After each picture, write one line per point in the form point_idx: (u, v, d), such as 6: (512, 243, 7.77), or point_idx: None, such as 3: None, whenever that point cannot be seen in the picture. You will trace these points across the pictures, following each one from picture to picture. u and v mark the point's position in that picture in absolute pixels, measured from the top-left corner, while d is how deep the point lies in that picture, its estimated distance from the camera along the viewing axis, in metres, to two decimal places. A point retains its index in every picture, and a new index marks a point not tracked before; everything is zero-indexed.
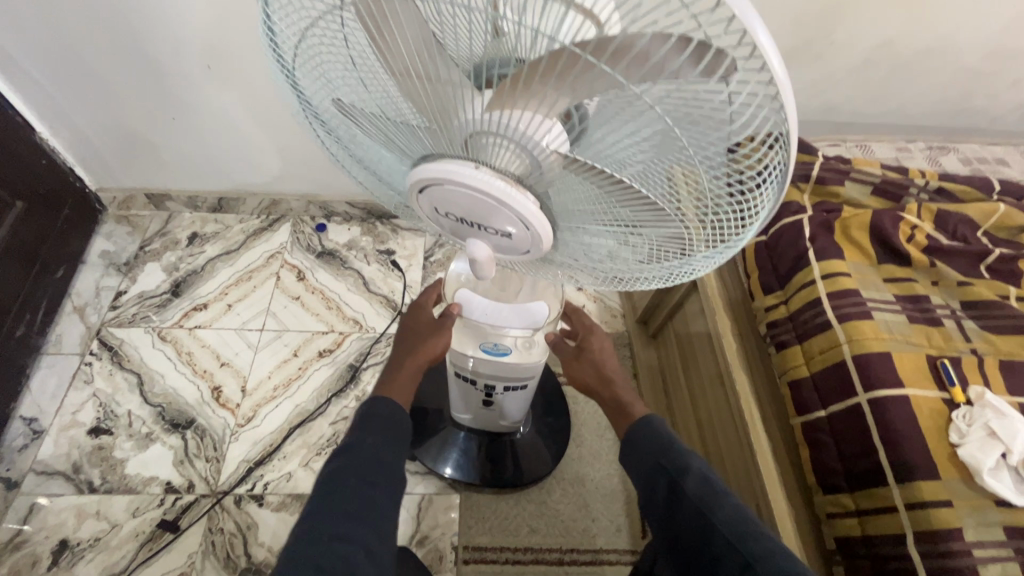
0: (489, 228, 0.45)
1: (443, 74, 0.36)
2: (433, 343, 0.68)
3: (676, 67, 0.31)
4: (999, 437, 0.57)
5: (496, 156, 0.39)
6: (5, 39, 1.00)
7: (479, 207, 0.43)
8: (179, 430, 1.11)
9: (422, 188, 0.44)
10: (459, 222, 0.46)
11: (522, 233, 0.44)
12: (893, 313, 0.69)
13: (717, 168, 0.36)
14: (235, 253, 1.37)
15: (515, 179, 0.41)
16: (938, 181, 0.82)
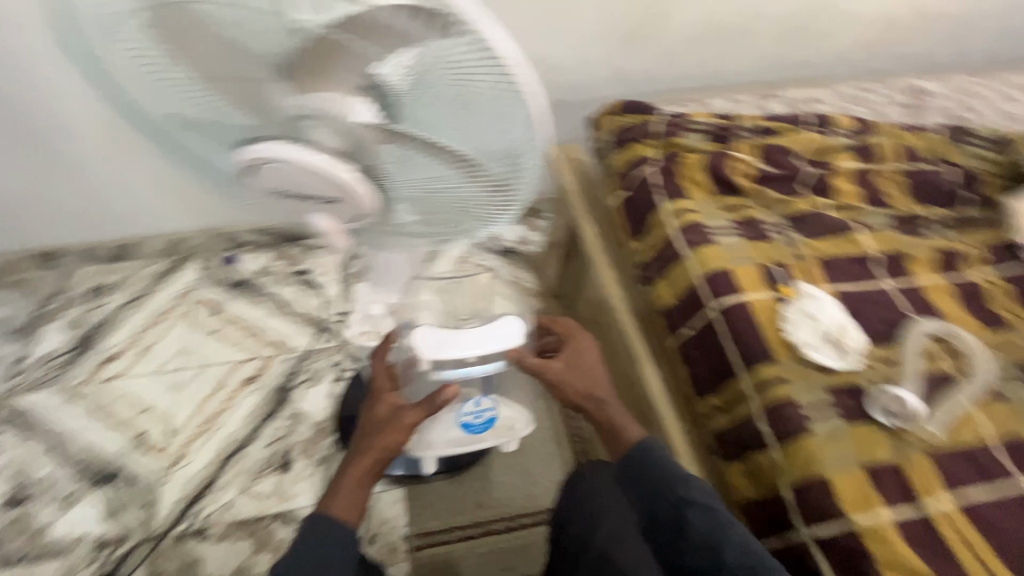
0: (316, 198, 0.49)
1: (252, 75, 0.42)
2: (390, 438, 0.66)
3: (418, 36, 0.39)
4: (811, 315, 0.70)
5: (313, 136, 0.45)
6: None
7: (299, 180, 0.47)
8: (105, 483, 1.08)
9: (248, 172, 0.48)
10: (294, 200, 0.50)
11: (347, 197, 0.48)
12: (732, 236, 0.80)
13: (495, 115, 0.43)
14: (141, 299, 1.34)
15: (335, 153, 0.46)
16: (761, 121, 0.94)
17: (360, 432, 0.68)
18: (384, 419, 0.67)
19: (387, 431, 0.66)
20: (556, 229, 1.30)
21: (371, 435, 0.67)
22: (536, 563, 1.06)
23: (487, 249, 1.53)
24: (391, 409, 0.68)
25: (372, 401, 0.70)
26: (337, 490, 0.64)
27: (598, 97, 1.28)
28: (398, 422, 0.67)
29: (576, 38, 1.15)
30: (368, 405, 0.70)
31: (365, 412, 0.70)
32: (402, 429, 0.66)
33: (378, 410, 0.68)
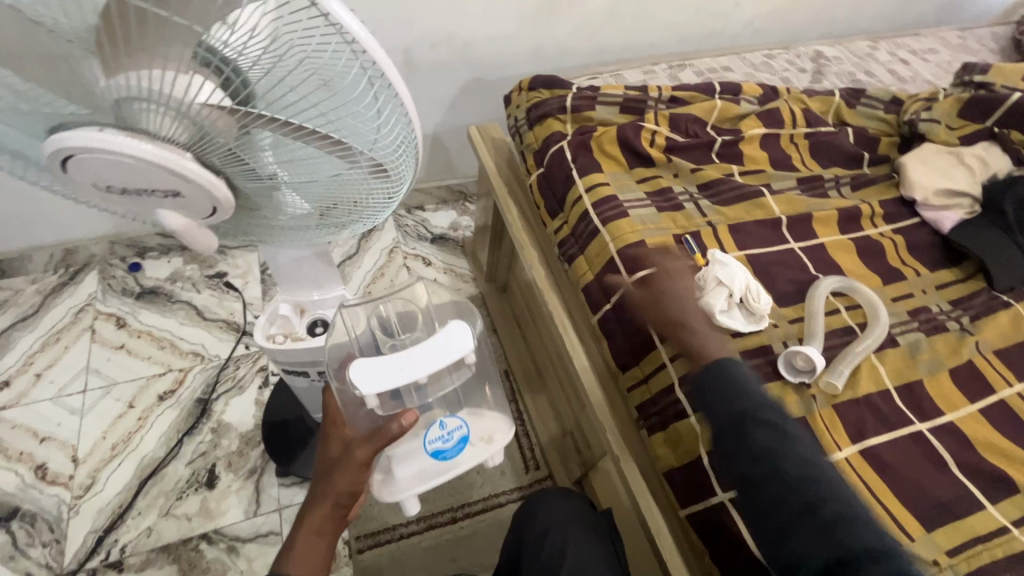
0: (155, 192, 0.43)
1: (59, 53, 0.36)
2: (345, 479, 0.63)
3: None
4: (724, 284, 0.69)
5: (149, 123, 0.39)
6: None
7: (127, 172, 0.41)
8: (2, 524, 0.98)
9: (65, 164, 0.41)
10: (133, 194, 0.44)
11: (190, 189, 0.43)
12: (645, 208, 0.80)
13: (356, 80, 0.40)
14: (33, 318, 1.21)
15: (178, 145, 0.41)
16: (671, 91, 0.94)
17: (317, 475, 0.66)
18: (336, 459, 0.64)
19: (342, 474, 0.63)
20: (484, 211, 1.27)
21: (327, 479, 0.64)
22: (484, 550, 1.05)
23: (417, 238, 1.48)
24: (343, 448, 0.65)
25: (328, 439, 0.67)
26: (299, 542, 0.62)
27: (516, 74, 1.25)
28: (349, 462, 0.63)
29: (485, 13, 1.10)
30: (324, 445, 0.67)
31: (321, 453, 0.67)
32: (353, 468, 0.62)
33: (332, 450, 0.65)
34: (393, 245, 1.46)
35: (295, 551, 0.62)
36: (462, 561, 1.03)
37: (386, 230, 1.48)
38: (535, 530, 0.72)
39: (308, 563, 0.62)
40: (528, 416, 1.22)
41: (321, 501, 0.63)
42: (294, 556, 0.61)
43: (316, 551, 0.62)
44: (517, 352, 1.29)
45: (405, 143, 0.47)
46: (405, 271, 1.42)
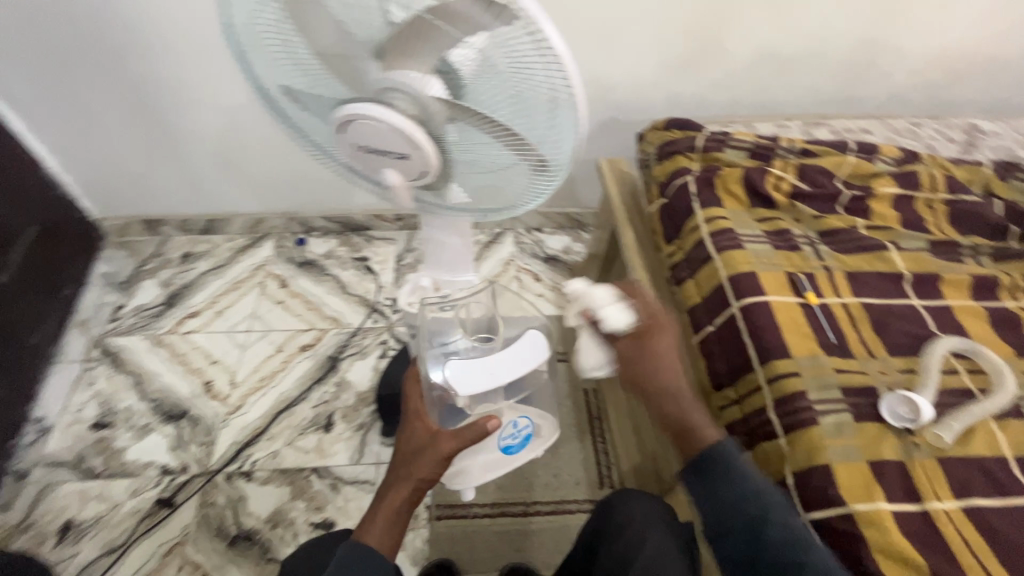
0: (390, 153, 0.57)
1: (355, 54, 0.53)
2: (424, 467, 0.72)
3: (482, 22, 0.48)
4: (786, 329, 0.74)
5: (394, 102, 0.54)
6: (20, 84, 1.18)
7: (380, 136, 0.55)
8: (174, 420, 1.22)
9: (338, 126, 0.57)
10: (373, 153, 0.58)
11: (416, 153, 0.56)
12: (762, 244, 0.85)
13: (543, 92, 0.51)
14: (223, 268, 1.51)
15: (411, 117, 0.55)
16: (802, 144, 0.99)
17: (397, 462, 0.74)
18: (420, 449, 0.73)
19: (423, 463, 0.72)
20: (597, 241, 1.38)
21: (408, 467, 0.72)
22: (547, 548, 1.11)
23: (532, 255, 1.61)
24: (428, 438, 0.73)
25: (408, 433, 0.75)
26: (377, 518, 0.71)
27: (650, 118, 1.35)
28: (432, 453, 0.72)
29: (633, 61, 1.22)
30: (405, 435, 0.75)
31: (403, 444, 0.75)
32: (436, 460, 0.71)
33: (414, 440, 0.74)
34: (509, 258, 1.60)
35: (373, 526, 0.70)
36: (528, 551, 1.10)
37: (504, 244, 1.62)
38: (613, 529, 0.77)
39: (382, 540, 0.70)
40: (610, 439, 1.25)
41: (403, 484, 0.71)
42: (371, 530, 0.70)
43: (388, 531, 0.71)
44: None
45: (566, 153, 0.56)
46: (516, 282, 1.55)
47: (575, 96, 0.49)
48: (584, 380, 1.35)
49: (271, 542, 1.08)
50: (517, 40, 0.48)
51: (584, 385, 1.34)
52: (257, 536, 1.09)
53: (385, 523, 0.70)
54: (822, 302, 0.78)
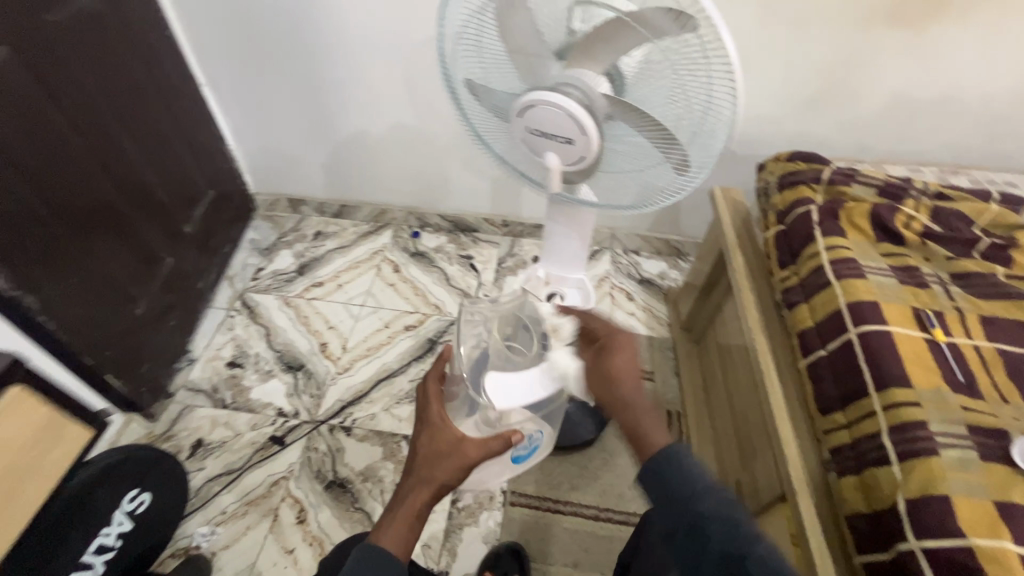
0: (557, 137, 0.65)
1: (540, 53, 0.63)
2: (446, 471, 0.70)
3: (664, 28, 0.56)
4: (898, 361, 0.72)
5: (568, 91, 0.62)
6: (221, 74, 1.38)
7: (552, 121, 0.63)
8: (293, 370, 1.38)
9: (518, 112, 0.66)
10: (542, 137, 0.67)
11: (581, 139, 0.64)
12: (886, 277, 0.84)
13: (706, 92, 0.59)
14: (348, 247, 1.66)
15: (582, 104, 0.62)
16: (938, 187, 0.96)
17: (413, 463, 0.72)
18: (441, 452, 0.71)
19: (442, 468, 0.70)
20: (696, 268, 1.38)
21: (428, 468, 0.71)
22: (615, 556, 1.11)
23: (627, 275, 1.63)
24: (453, 443, 0.71)
25: (428, 435, 0.72)
26: (394, 523, 0.68)
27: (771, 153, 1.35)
28: (454, 458, 0.71)
29: (762, 96, 1.24)
30: (427, 435, 0.73)
31: (422, 444, 0.72)
32: (457, 465, 0.71)
33: (438, 442, 0.71)
34: (605, 275, 1.63)
35: (392, 528, 0.68)
36: (594, 554, 1.11)
37: (601, 261, 1.65)
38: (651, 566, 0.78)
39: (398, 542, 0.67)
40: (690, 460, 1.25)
41: (424, 489, 0.69)
42: (388, 533, 0.67)
43: (400, 536, 0.67)
44: (694, 396, 1.34)
45: (712, 153, 0.63)
46: (609, 298, 1.58)
47: (736, 96, 0.57)
48: (669, 402, 1.37)
49: (360, 493, 1.19)
50: (688, 46, 0.57)
51: (668, 407, 1.36)
52: (350, 485, 1.20)
53: (404, 526, 0.68)
54: (950, 340, 0.76)
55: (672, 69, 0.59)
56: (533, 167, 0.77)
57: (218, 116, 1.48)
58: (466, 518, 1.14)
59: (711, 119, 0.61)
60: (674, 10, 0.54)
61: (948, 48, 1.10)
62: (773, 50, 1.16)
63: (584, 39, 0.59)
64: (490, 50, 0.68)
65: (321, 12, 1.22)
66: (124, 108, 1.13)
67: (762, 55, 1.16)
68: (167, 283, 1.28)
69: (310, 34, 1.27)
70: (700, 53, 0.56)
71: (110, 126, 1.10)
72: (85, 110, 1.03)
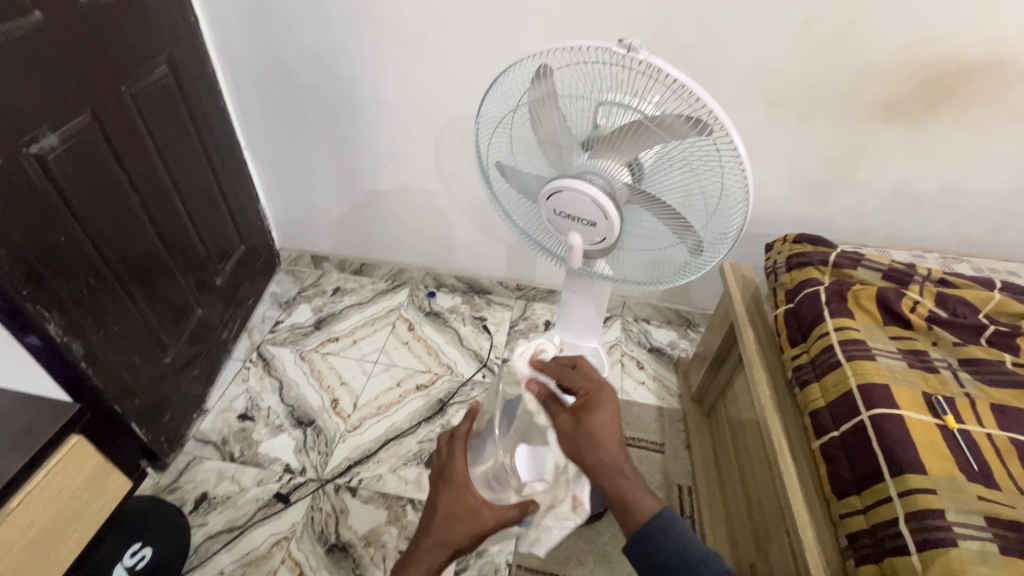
0: (582, 220, 0.72)
1: (567, 144, 0.70)
2: (463, 532, 0.75)
3: (681, 131, 0.62)
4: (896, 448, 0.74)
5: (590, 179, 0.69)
6: (263, 139, 1.49)
7: (578, 205, 0.70)
8: (302, 426, 1.38)
9: (546, 196, 0.72)
10: (567, 218, 0.73)
11: (604, 223, 0.70)
12: (896, 360, 0.86)
13: (719, 185, 0.65)
14: (365, 304, 1.70)
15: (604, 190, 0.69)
16: (942, 273, 1.00)
17: (431, 524, 0.76)
18: (462, 514, 0.77)
19: (462, 528, 0.75)
20: (707, 341, 1.39)
21: (446, 528, 0.75)
22: None
23: (637, 343, 1.65)
24: (472, 506, 0.77)
25: (451, 495, 0.79)
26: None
27: (778, 232, 1.41)
28: (473, 522, 0.76)
29: (769, 180, 1.31)
30: (450, 494, 0.79)
31: (444, 504, 0.78)
32: (475, 529, 0.76)
33: (460, 505, 0.77)
34: (615, 342, 1.65)
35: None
36: None
37: (612, 328, 1.68)
38: None
39: None
40: (702, 540, 1.22)
41: (441, 548, 0.74)
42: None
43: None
44: (705, 471, 1.31)
45: (725, 235, 0.69)
46: (619, 366, 1.58)
47: (748, 189, 0.63)
48: (680, 477, 1.35)
49: (362, 559, 1.16)
50: (703, 146, 0.63)
51: (679, 482, 1.34)
52: (352, 550, 1.17)
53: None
54: (962, 427, 0.77)
55: (687, 166, 0.65)
56: (555, 241, 0.83)
57: (256, 177, 1.58)
58: None
59: (725, 207, 0.66)
60: (690, 116, 0.61)
61: (942, 145, 1.18)
62: (778, 140, 1.24)
63: (605, 135, 0.66)
64: (518, 136, 0.75)
65: (362, 91, 1.34)
66: (177, 169, 1.22)
67: (769, 144, 1.25)
68: (195, 333, 1.33)
69: (348, 109, 1.38)
70: (713, 153, 0.62)
71: (164, 185, 1.18)
72: (145, 171, 1.12)
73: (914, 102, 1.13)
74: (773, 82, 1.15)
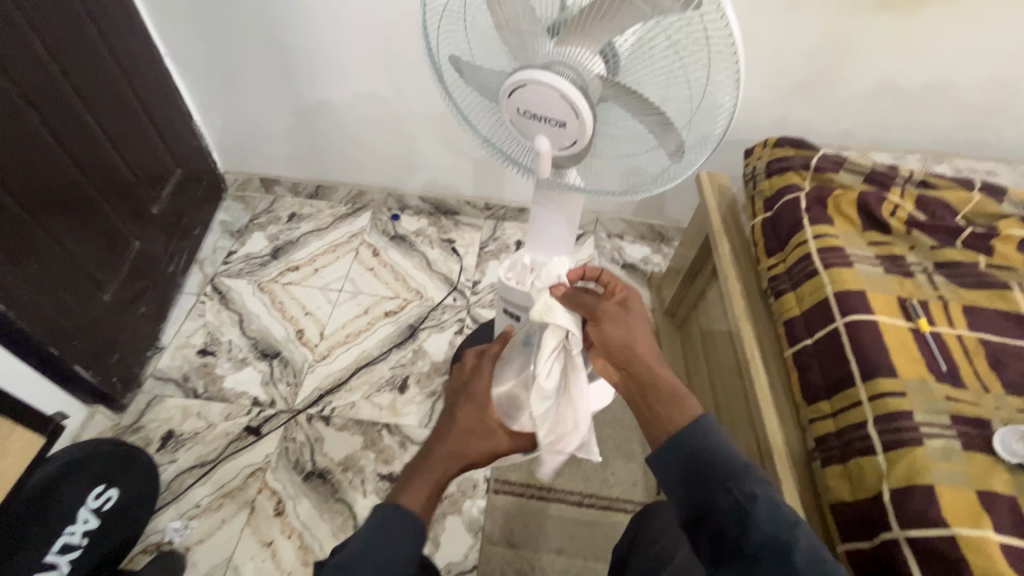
0: (550, 120, 0.63)
1: (531, 30, 0.59)
2: (479, 451, 0.72)
3: (667, 5, 0.53)
4: (869, 355, 0.73)
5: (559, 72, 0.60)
6: (184, 42, 1.29)
7: (546, 102, 0.61)
8: (268, 358, 1.33)
9: (511, 93, 0.63)
10: (534, 119, 0.64)
11: (574, 122, 0.61)
12: (873, 266, 0.84)
13: (706, 75, 0.56)
14: (325, 230, 1.59)
15: (575, 84, 0.60)
16: (924, 175, 0.96)
17: (447, 433, 0.72)
18: (480, 431, 0.73)
19: (477, 445, 0.72)
20: (681, 254, 1.36)
21: (462, 443, 0.71)
22: (598, 541, 1.12)
23: (611, 260, 1.61)
24: (487, 425, 0.74)
25: (466, 410, 0.75)
26: (428, 493, 0.66)
27: (758, 138, 1.34)
28: (490, 442, 0.73)
29: (752, 77, 1.21)
30: (463, 411, 0.74)
31: (462, 419, 0.74)
32: (491, 450, 0.73)
33: (474, 423, 0.73)
34: (589, 260, 1.60)
35: (423, 493, 0.65)
36: (578, 540, 1.12)
37: (585, 245, 1.63)
38: (634, 544, 0.76)
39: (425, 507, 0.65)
40: None
41: (454, 460, 0.70)
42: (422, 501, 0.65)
43: (426, 501, 0.65)
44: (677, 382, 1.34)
45: (709, 137, 0.61)
46: None
47: (740, 79, 0.54)
48: None
49: (340, 484, 1.17)
50: (690, 24, 0.53)
51: None
52: (330, 476, 1.17)
53: (432, 492, 0.66)
54: (933, 330, 0.77)
55: (672, 50, 0.56)
56: (522, 151, 0.74)
57: (183, 89, 1.39)
58: (449, 507, 1.13)
59: (712, 103, 0.58)
60: None
61: (936, 34, 1.09)
62: (763, 32, 1.13)
63: (577, 16, 0.56)
64: (473, 23, 0.64)
65: None
66: (81, 78, 1.05)
67: (753, 37, 1.14)
68: (135, 268, 1.22)
69: (279, 1, 1.19)
70: (702, 33, 0.53)
71: (67, 98, 1.01)
72: (40, 81, 0.95)
73: None
74: None
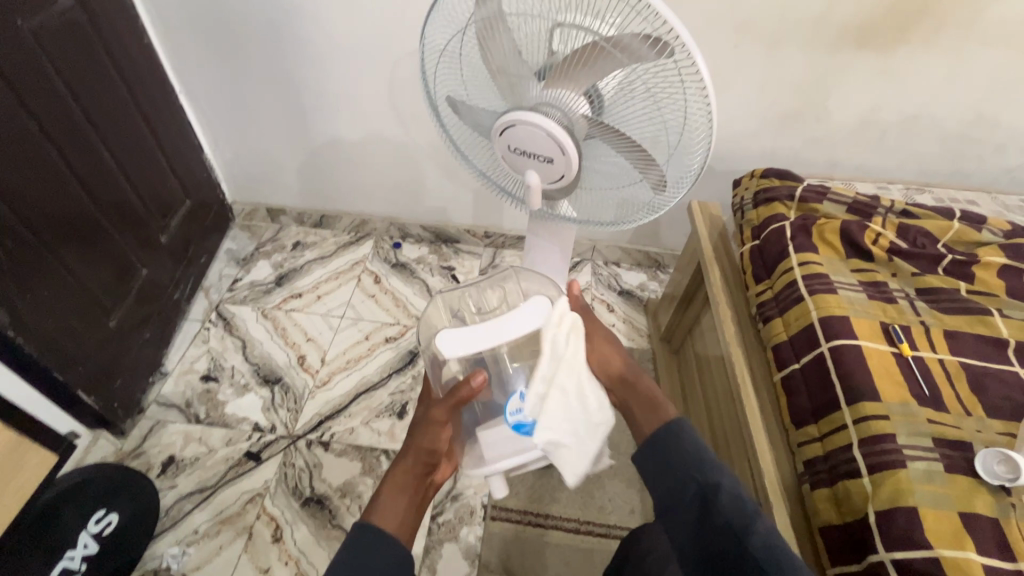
0: (539, 156, 0.67)
1: (519, 73, 0.64)
2: (424, 437, 0.71)
3: (643, 53, 0.57)
4: (852, 379, 0.75)
5: (547, 112, 0.64)
6: (200, 83, 1.36)
7: (534, 139, 0.65)
8: (269, 384, 1.35)
9: (502, 132, 0.67)
10: (524, 155, 0.68)
11: (562, 159, 0.66)
12: (856, 292, 0.87)
13: (683, 114, 0.61)
14: (328, 258, 1.63)
15: (561, 124, 0.64)
16: (905, 204, 0.99)
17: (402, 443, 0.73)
18: (419, 419, 0.73)
19: (422, 432, 0.71)
20: (675, 281, 1.39)
21: (409, 439, 0.72)
22: (595, 569, 1.11)
23: (607, 287, 1.64)
24: (425, 409, 0.74)
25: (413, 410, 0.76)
26: (382, 502, 0.66)
27: (747, 168, 1.39)
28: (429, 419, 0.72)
29: (739, 112, 1.26)
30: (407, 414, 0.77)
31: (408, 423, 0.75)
32: (433, 425, 0.71)
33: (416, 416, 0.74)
34: (585, 286, 1.63)
35: (379, 505, 0.66)
36: (575, 568, 1.11)
37: (582, 272, 1.67)
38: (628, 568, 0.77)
39: (389, 514, 0.65)
40: None
41: (405, 458, 0.71)
42: (380, 511, 0.65)
43: (383, 513, 0.65)
44: (674, 408, 1.35)
45: (690, 171, 0.65)
46: (590, 310, 1.58)
47: (714, 119, 0.59)
48: None
49: (338, 510, 1.17)
50: (666, 71, 0.58)
51: None
52: (327, 501, 1.18)
53: (391, 501, 0.66)
54: (916, 354, 0.79)
55: (650, 93, 0.60)
56: (515, 182, 0.78)
57: (197, 124, 1.46)
58: (446, 533, 1.13)
59: (691, 139, 0.62)
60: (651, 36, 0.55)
61: (912, 72, 1.15)
62: (747, 70, 1.19)
63: (561, 61, 0.60)
64: (468, 65, 0.69)
65: (300, 23, 1.21)
66: (99, 115, 1.11)
67: (739, 76, 1.20)
68: (142, 295, 1.26)
69: (287, 44, 1.26)
70: (677, 78, 0.58)
71: (85, 133, 1.07)
72: (59, 117, 1.01)
73: (885, 28, 1.09)
74: (743, 6, 1.08)
